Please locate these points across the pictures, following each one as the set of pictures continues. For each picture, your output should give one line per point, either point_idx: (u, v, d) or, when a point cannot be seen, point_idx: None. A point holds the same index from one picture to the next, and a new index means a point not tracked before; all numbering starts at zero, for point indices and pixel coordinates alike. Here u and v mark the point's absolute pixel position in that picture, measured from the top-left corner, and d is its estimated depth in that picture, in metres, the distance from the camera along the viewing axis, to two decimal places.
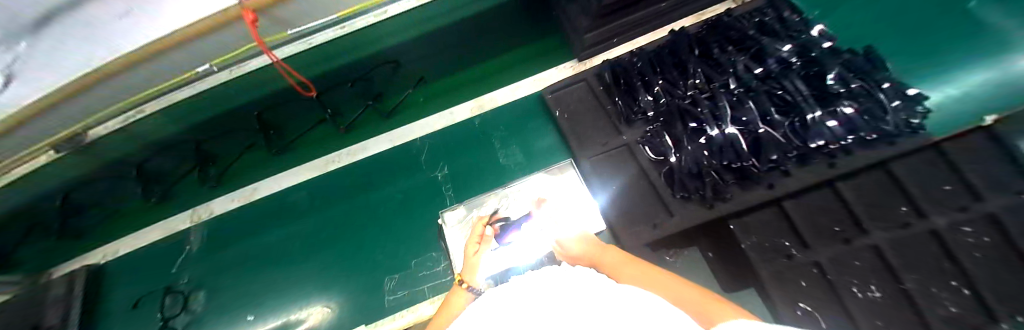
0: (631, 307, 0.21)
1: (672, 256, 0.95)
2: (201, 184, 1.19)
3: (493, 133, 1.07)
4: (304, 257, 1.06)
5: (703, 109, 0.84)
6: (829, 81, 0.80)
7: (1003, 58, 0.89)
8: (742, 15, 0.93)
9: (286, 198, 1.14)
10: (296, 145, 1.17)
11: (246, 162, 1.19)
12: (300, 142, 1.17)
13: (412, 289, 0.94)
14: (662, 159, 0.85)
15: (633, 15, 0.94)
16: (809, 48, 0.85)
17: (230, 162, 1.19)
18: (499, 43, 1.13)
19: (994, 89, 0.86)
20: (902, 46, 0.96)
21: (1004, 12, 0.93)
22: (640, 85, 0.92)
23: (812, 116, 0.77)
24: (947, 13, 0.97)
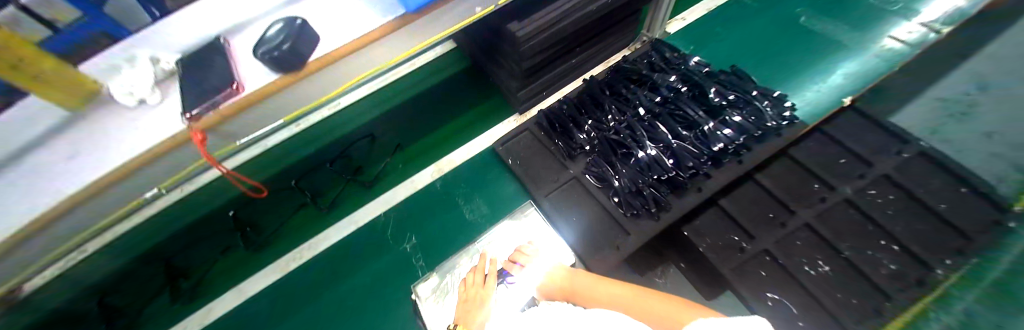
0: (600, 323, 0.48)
1: (658, 277, 0.92)
2: (170, 304, 1.03)
3: (456, 192, 1.11)
4: None
5: (626, 137, 0.94)
6: (712, 96, 0.95)
7: (838, 58, 1.16)
8: (636, 58, 1.09)
9: (233, 316, 1.01)
10: (267, 246, 1.09)
11: (223, 267, 1.07)
12: (274, 238, 1.10)
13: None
14: (604, 183, 0.92)
15: (556, 69, 1.06)
16: (691, 74, 1.01)
17: (196, 279, 1.06)
18: (451, 109, 1.25)
19: (835, 84, 1.11)
20: (769, 59, 1.18)
21: (821, 26, 1.23)
22: (572, 125, 1.01)
23: (708, 128, 0.90)
24: (788, 30, 1.24)
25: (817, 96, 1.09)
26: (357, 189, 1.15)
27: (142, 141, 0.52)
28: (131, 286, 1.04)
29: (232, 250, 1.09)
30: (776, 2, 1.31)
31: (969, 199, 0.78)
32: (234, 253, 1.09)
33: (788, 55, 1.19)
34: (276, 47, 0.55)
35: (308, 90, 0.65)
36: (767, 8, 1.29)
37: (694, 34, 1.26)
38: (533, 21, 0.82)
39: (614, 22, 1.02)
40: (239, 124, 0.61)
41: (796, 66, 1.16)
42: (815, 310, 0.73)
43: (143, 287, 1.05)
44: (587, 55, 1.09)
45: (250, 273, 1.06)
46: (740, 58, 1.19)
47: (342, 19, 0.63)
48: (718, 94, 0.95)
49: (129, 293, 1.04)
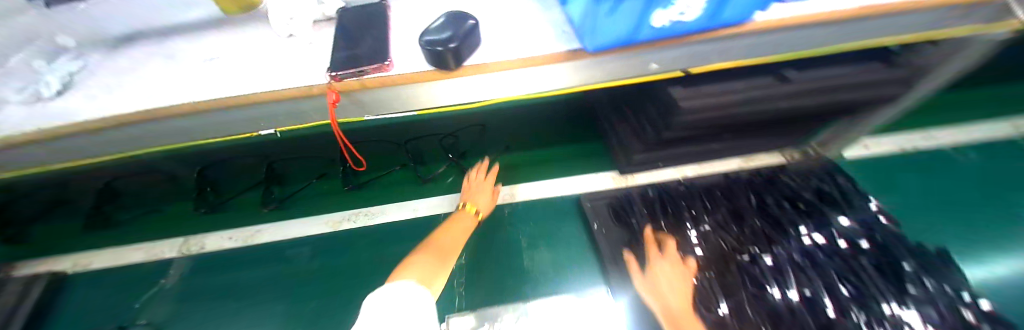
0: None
1: None
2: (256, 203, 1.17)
3: (526, 229, 1.02)
4: (262, 314, 0.97)
5: (762, 269, 0.78)
6: (907, 275, 0.73)
7: None
8: (795, 176, 0.91)
9: (272, 244, 1.09)
10: (366, 186, 1.17)
11: (310, 193, 1.17)
12: (370, 184, 1.17)
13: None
14: (708, 312, 0.75)
15: (690, 146, 0.94)
16: (870, 227, 0.80)
17: (292, 191, 1.18)
18: (555, 140, 1.19)
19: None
20: (980, 243, 0.88)
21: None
22: (691, 219, 0.89)
23: (887, 313, 0.69)
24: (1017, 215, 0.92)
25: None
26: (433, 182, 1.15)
27: (264, 65, 0.57)
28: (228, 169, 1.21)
29: (316, 182, 1.19)
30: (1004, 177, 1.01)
31: None
32: (316, 186, 1.18)
33: (1003, 240, 0.88)
34: (437, 44, 0.50)
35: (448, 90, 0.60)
36: (990, 181, 1.00)
37: (874, 170, 1.03)
38: (706, 96, 0.68)
39: (783, 123, 0.87)
40: (371, 98, 0.58)
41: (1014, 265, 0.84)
42: None
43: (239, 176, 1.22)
44: (730, 145, 0.95)
45: (314, 213, 1.13)
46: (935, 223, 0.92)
47: (517, 35, 0.58)
48: (915, 276, 0.73)
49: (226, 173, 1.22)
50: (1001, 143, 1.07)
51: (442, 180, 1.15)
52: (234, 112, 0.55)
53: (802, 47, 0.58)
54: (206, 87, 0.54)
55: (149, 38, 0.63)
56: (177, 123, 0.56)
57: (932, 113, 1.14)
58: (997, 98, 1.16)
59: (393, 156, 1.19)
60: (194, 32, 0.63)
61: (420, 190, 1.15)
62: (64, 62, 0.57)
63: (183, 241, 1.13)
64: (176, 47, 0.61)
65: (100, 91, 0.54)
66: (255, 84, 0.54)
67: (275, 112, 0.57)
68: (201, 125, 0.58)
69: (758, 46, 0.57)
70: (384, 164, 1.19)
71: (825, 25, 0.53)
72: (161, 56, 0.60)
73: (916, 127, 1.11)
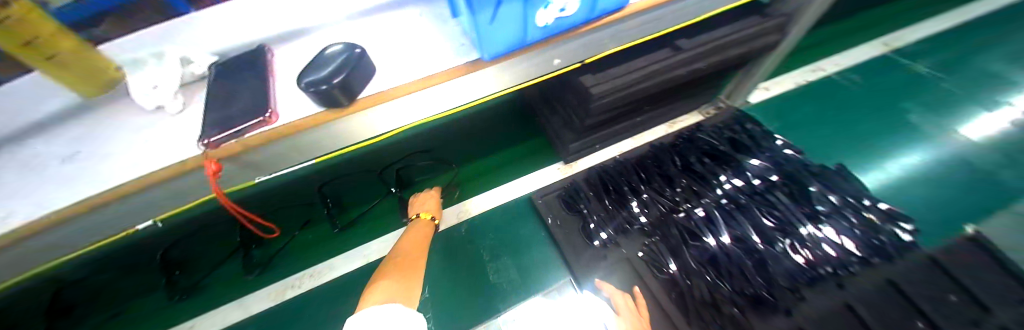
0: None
1: None
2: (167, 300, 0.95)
3: (482, 243, 1.00)
4: None
5: (697, 223, 0.81)
6: (817, 198, 0.80)
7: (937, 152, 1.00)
8: (710, 131, 0.97)
9: None
10: (356, 224, 1.08)
11: (297, 243, 1.05)
12: (365, 218, 1.09)
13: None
14: (660, 272, 0.80)
15: (614, 126, 0.98)
16: (781, 164, 0.86)
17: (278, 247, 1.05)
18: (496, 145, 1.17)
19: (951, 202, 0.92)
20: (872, 149, 1.02)
21: (935, 125, 1.05)
22: (628, 191, 0.91)
23: (804, 234, 0.76)
24: (891, 122, 1.08)
25: (932, 215, 0.89)
26: (382, 216, 1.09)
27: (137, 149, 0.48)
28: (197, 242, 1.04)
29: (264, 252, 1.03)
30: (877, 92, 1.16)
31: None
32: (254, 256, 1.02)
33: (886, 141, 1.03)
34: (317, 84, 0.45)
35: (363, 125, 0.55)
36: (870, 97, 1.15)
37: (780, 107, 1.14)
38: (612, 77, 0.71)
39: (692, 87, 0.93)
40: (262, 155, 0.52)
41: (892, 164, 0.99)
42: None
43: (203, 251, 1.03)
44: (651, 116, 1.01)
45: (247, 293, 0.98)
46: (834, 144, 1.04)
47: (414, 54, 0.56)
48: (821, 198, 0.79)
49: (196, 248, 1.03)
50: (869, 61, 1.25)
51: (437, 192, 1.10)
52: (101, 213, 0.47)
53: (684, 18, 0.62)
54: (74, 188, 0.45)
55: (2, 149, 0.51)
56: (26, 244, 0.45)
57: (812, 48, 1.29)
58: (852, 25, 1.35)
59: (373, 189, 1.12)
60: (50, 128, 0.51)
61: (370, 232, 1.07)
62: None
63: None
64: (30, 152, 0.50)
65: None
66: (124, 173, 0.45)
67: (150, 201, 0.49)
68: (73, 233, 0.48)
69: (646, 25, 0.61)
70: (365, 194, 1.12)
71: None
72: (14, 167, 0.48)
73: (803, 62, 1.26)
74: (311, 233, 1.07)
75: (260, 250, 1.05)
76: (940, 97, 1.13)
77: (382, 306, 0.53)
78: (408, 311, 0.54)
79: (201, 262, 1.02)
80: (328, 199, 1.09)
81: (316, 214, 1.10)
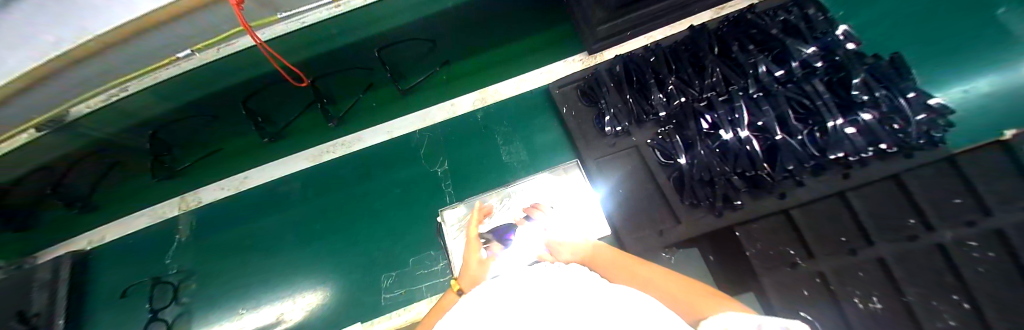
0: (625, 306, 0.21)
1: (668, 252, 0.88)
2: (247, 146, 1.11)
3: (496, 127, 1.04)
4: (292, 245, 1.05)
5: (718, 112, 0.79)
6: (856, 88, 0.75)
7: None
8: (763, 13, 0.87)
9: (258, 192, 1.12)
10: (420, 87, 1.10)
11: (360, 108, 1.10)
12: (424, 87, 1.10)
13: (407, 288, 0.93)
14: (668, 161, 0.82)
15: (653, 6, 0.89)
16: (831, 50, 0.80)
17: (347, 107, 1.08)
18: None
19: (1015, 103, 0.82)
20: (940, 47, 0.91)
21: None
22: (652, 82, 0.88)
23: (832, 125, 0.74)
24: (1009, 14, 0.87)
25: (976, 116, 0.82)
26: (426, 91, 1.11)
27: None
28: (269, 97, 0.97)
29: (301, 116, 1.08)
30: None
31: None
32: (305, 119, 1.10)
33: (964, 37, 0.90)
34: None
35: None
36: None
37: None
38: None
39: None
40: None
41: (958, 63, 0.88)
42: (829, 307, 0.65)
43: (280, 104, 1.01)
44: None
45: (291, 152, 1.13)
46: (905, 40, 0.93)
47: None
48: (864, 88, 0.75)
49: (273, 100, 0.98)
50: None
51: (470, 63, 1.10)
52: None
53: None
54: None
55: None
56: None
57: None
58: None
59: (429, 57, 1.04)
60: None
61: (396, 110, 1.11)
62: None
63: (180, 200, 1.14)
64: None
65: None
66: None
67: None
68: (157, 40, 0.65)
69: None
70: (423, 57, 1.04)
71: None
72: None
73: None
74: (375, 95, 1.09)
75: (334, 106, 1.08)
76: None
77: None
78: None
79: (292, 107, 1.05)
80: (388, 66, 1.00)
81: (378, 78, 1.05)
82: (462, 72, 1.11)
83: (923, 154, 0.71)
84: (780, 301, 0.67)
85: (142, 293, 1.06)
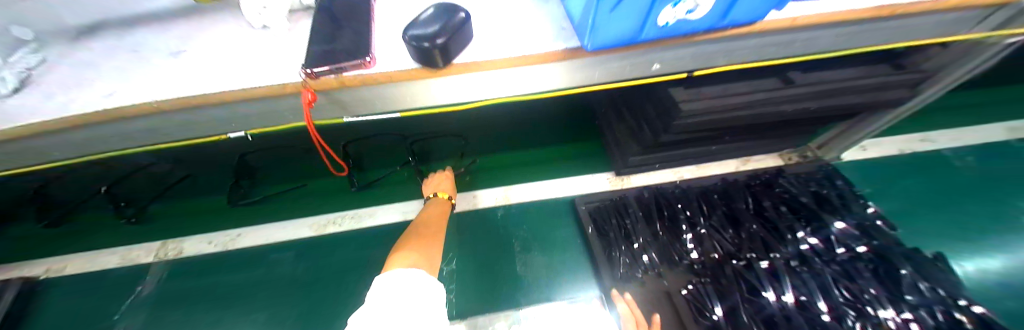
0: None
1: None
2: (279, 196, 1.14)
3: (515, 232, 1.00)
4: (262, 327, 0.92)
5: (755, 273, 0.76)
6: (907, 280, 0.73)
7: None
8: (794, 180, 0.92)
9: (246, 254, 1.05)
10: (497, 167, 1.14)
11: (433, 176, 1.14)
12: (482, 171, 1.13)
13: None
14: (701, 316, 0.75)
15: (689, 149, 0.94)
16: (868, 232, 0.81)
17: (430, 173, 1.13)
18: (564, 132, 1.19)
19: None
20: (981, 247, 0.91)
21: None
22: (685, 222, 0.87)
23: (882, 317, 0.69)
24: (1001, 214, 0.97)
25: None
26: (486, 172, 1.13)
27: (247, 64, 0.49)
28: (372, 145, 1.20)
29: (394, 173, 1.16)
30: (1007, 192, 1.01)
31: None
32: (393, 176, 1.15)
33: (996, 243, 0.92)
34: (410, 41, 0.45)
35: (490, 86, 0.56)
36: (979, 188, 1.03)
37: (875, 174, 1.06)
38: (701, 97, 0.69)
39: (786, 126, 0.88)
40: (352, 98, 0.53)
41: (979, 253, 0.90)
42: None
43: (385, 155, 1.19)
44: (727, 147, 0.96)
45: (302, 217, 1.10)
46: (928, 224, 0.95)
47: (522, 27, 0.52)
48: (912, 281, 0.73)
49: (370, 149, 1.20)
50: (984, 144, 1.12)
51: (517, 158, 1.15)
52: (188, 113, 0.50)
53: (832, 48, 0.55)
54: (167, 85, 0.47)
55: (117, 32, 0.53)
56: (121, 126, 0.49)
57: (921, 116, 1.18)
58: (972, 105, 1.21)
59: (504, 141, 1.18)
60: (169, 29, 0.54)
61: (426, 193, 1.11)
62: (21, 57, 0.49)
63: (160, 245, 1.08)
64: (141, 39, 0.53)
65: (59, 88, 0.46)
66: (211, 85, 0.47)
67: (244, 113, 0.52)
68: None
69: (772, 46, 0.54)
70: (491, 145, 1.18)
71: (826, 27, 0.50)
72: (126, 49, 0.51)
73: (905, 131, 1.15)
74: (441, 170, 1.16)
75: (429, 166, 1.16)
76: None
77: (404, 270, 0.52)
78: (431, 278, 0.53)
79: (399, 157, 1.19)
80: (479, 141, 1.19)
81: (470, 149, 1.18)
82: (523, 162, 1.15)
83: None
84: None
85: None
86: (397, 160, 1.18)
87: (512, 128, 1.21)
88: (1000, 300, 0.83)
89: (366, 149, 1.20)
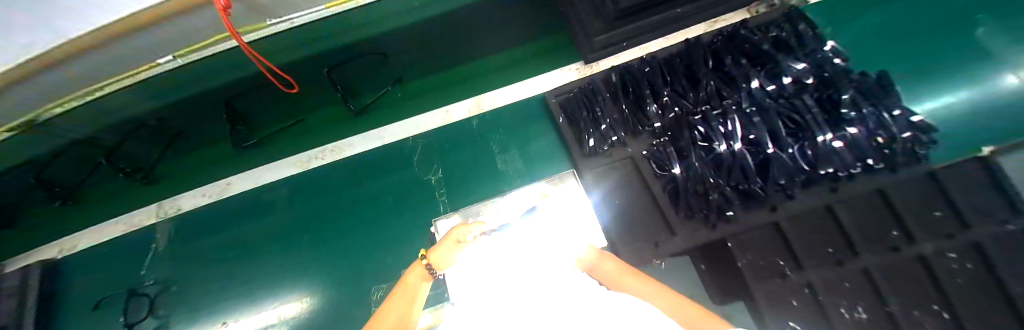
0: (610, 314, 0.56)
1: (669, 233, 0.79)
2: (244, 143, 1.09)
3: (493, 134, 1.04)
4: (285, 250, 1.02)
5: (711, 125, 0.81)
6: (846, 105, 0.78)
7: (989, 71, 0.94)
8: (754, 29, 0.92)
9: (242, 198, 1.09)
10: (466, 73, 1.11)
11: (408, 92, 1.11)
12: (448, 84, 1.11)
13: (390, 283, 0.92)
14: (662, 172, 0.83)
15: (652, 17, 0.90)
16: (821, 68, 0.84)
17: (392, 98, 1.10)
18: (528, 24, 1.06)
19: (992, 114, 0.88)
20: (923, 66, 0.97)
21: (1001, 43, 0.96)
22: (647, 93, 0.89)
23: (821, 142, 0.75)
24: (956, 40, 0.99)
25: (957, 124, 0.88)
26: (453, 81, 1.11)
27: None
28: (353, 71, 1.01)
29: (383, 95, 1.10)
30: (969, 6, 1.02)
31: None
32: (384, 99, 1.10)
33: (937, 59, 0.98)
34: None
35: None
36: (940, 8, 1.03)
37: (836, 15, 1.06)
38: None
39: None
40: None
41: (921, 71, 0.96)
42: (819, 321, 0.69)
43: (368, 79, 1.06)
44: (692, 9, 0.92)
45: (281, 157, 1.11)
46: (880, 59, 0.99)
47: None
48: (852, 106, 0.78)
49: (358, 74, 1.03)
50: None
51: (479, 64, 1.11)
52: None
53: None
54: None
55: None
56: None
57: None
58: None
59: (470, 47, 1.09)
60: None
61: (401, 113, 1.10)
62: None
63: (158, 207, 1.11)
64: None
65: None
66: None
67: None
68: (152, 42, 0.69)
69: None
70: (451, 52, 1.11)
71: None
72: None
73: None
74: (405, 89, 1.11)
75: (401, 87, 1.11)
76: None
77: None
78: None
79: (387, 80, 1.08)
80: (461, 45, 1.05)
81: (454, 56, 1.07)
82: (489, 67, 1.11)
83: (910, 166, 0.76)
84: (773, 315, 0.71)
85: (119, 305, 1.01)
86: (382, 82, 1.08)
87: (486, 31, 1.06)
88: (934, 106, 0.92)
89: (352, 75, 1.02)
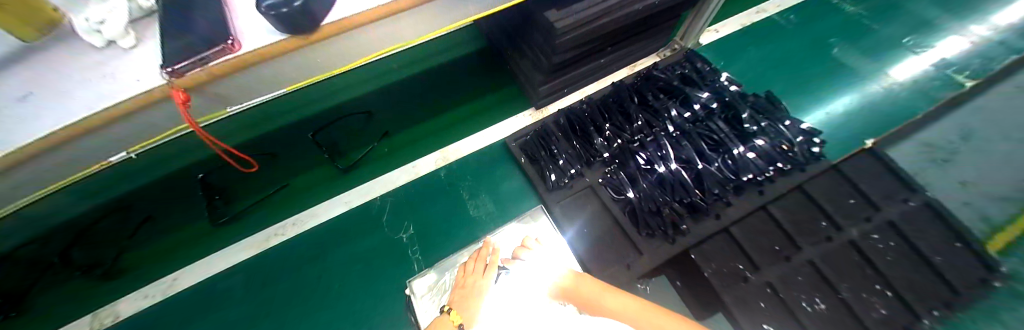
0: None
1: (634, 254, 0.83)
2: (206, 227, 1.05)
3: (460, 184, 1.07)
4: None
5: (649, 149, 0.93)
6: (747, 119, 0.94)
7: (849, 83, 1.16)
8: (664, 69, 1.08)
9: (184, 298, 0.97)
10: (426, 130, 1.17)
11: (377, 152, 1.13)
12: (411, 141, 1.15)
13: None
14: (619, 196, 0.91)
15: (584, 66, 1.04)
16: (721, 93, 1.00)
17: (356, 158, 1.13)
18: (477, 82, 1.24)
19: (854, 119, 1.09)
20: (801, 83, 1.17)
21: (854, 59, 1.20)
22: (591, 129, 1.00)
23: (737, 152, 0.89)
24: (823, 59, 1.22)
25: (834, 130, 1.06)
26: (413, 136, 1.16)
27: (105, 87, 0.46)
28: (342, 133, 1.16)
29: (349, 169, 1.11)
30: (821, 34, 1.28)
31: (975, 246, 0.77)
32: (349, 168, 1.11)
33: (810, 77, 1.18)
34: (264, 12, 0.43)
35: (360, 43, 0.57)
36: (804, 37, 1.28)
37: (728, 49, 1.27)
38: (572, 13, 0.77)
39: (653, 24, 1.01)
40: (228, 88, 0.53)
41: (800, 89, 1.16)
42: (786, 319, 0.74)
43: (354, 137, 1.16)
44: (614, 57, 1.08)
45: (235, 241, 1.03)
46: (769, 81, 1.19)
47: None
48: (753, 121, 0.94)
49: (339, 135, 1.17)
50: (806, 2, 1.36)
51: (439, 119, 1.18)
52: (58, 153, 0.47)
53: None
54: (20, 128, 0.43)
55: None
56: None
57: None
58: None
59: (429, 106, 1.20)
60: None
61: (366, 174, 1.10)
62: None
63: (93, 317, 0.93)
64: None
65: None
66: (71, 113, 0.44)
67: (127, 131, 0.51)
68: None
69: None
70: (409, 113, 1.20)
71: None
72: None
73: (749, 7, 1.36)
74: (388, 142, 1.15)
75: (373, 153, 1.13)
76: (875, 39, 1.25)
77: None
78: None
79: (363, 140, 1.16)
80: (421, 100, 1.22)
81: (414, 115, 1.19)
82: (448, 121, 1.18)
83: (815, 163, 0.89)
84: (748, 320, 0.73)
85: None
86: (365, 143, 1.15)
87: (440, 90, 1.22)
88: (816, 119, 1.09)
89: (334, 135, 1.17)
